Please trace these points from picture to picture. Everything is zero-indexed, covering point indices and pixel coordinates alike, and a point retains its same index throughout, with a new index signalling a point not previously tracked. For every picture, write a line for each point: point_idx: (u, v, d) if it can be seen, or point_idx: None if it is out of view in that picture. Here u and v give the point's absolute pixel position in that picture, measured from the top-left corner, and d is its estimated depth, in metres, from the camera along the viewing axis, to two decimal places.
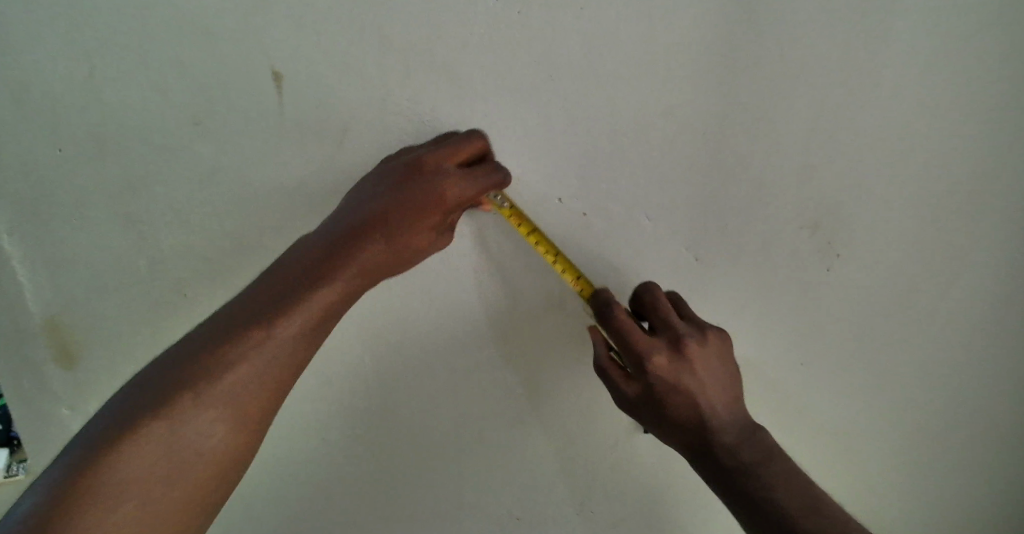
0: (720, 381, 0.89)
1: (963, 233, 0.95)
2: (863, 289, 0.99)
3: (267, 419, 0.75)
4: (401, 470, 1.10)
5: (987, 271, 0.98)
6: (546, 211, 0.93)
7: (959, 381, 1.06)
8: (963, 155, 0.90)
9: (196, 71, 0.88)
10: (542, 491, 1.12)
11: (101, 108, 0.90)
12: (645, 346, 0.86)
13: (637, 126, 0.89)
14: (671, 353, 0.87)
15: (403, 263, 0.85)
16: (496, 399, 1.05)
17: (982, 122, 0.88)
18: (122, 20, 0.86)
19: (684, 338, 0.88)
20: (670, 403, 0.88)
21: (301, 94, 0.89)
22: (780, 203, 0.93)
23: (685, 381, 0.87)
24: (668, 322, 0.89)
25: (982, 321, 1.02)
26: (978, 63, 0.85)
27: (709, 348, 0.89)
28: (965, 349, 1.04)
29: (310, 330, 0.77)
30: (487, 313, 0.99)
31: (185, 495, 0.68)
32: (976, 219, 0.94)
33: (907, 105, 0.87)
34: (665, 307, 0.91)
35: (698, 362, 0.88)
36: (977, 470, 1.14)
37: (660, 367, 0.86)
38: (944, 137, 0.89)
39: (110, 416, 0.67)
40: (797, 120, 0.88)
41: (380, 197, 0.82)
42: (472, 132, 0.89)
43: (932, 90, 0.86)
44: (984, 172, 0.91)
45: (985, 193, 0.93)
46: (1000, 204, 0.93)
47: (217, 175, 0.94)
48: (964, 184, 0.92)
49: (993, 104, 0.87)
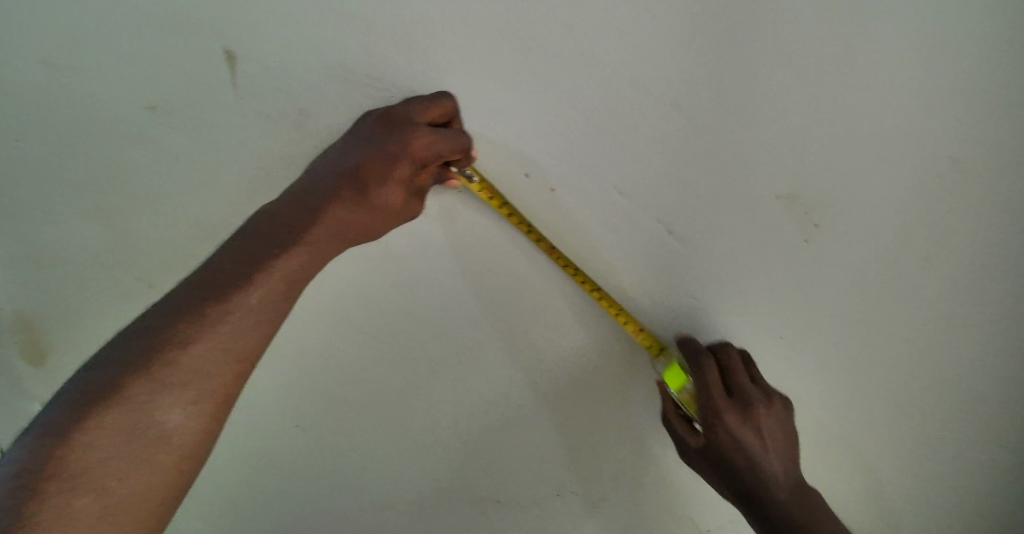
0: (778, 440, 0.92)
1: (973, 210, 0.86)
2: (854, 269, 0.90)
3: (235, 393, 0.70)
4: (361, 475, 1.04)
5: (1009, 252, 0.87)
6: (513, 187, 0.90)
7: (987, 380, 0.93)
8: (964, 124, 0.82)
9: (155, 59, 0.88)
10: (513, 500, 1.04)
11: (62, 99, 0.90)
12: (715, 402, 0.90)
13: (603, 99, 0.85)
14: (739, 412, 0.91)
15: (377, 227, 0.82)
16: (468, 392, 1.00)
17: (979, 83, 0.81)
18: (83, 12, 0.86)
19: (754, 401, 0.91)
20: (728, 453, 0.91)
21: (258, 77, 0.87)
22: (761, 179, 0.87)
23: (746, 437, 0.90)
24: (739, 385, 0.92)
25: (1004, 316, 0.90)
26: (967, 23, 0.79)
27: (773, 412, 0.92)
28: (992, 342, 0.91)
29: (271, 300, 0.72)
30: (457, 296, 0.95)
31: (146, 479, 0.64)
32: (988, 194, 0.85)
33: (891, 72, 0.82)
34: (738, 368, 0.92)
35: (762, 422, 0.91)
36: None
37: (726, 422, 0.90)
38: (938, 105, 0.82)
39: (63, 403, 0.64)
40: (770, 88, 0.83)
41: (348, 155, 0.80)
42: (439, 93, 0.86)
43: (916, 50, 0.81)
44: (991, 140, 0.82)
45: (993, 167, 0.84)
46: (1015, 172, 0.83)
47: (175, 163, 0.92)
48: (973, 153, 0.83)
49: (991, 66, 0.80)
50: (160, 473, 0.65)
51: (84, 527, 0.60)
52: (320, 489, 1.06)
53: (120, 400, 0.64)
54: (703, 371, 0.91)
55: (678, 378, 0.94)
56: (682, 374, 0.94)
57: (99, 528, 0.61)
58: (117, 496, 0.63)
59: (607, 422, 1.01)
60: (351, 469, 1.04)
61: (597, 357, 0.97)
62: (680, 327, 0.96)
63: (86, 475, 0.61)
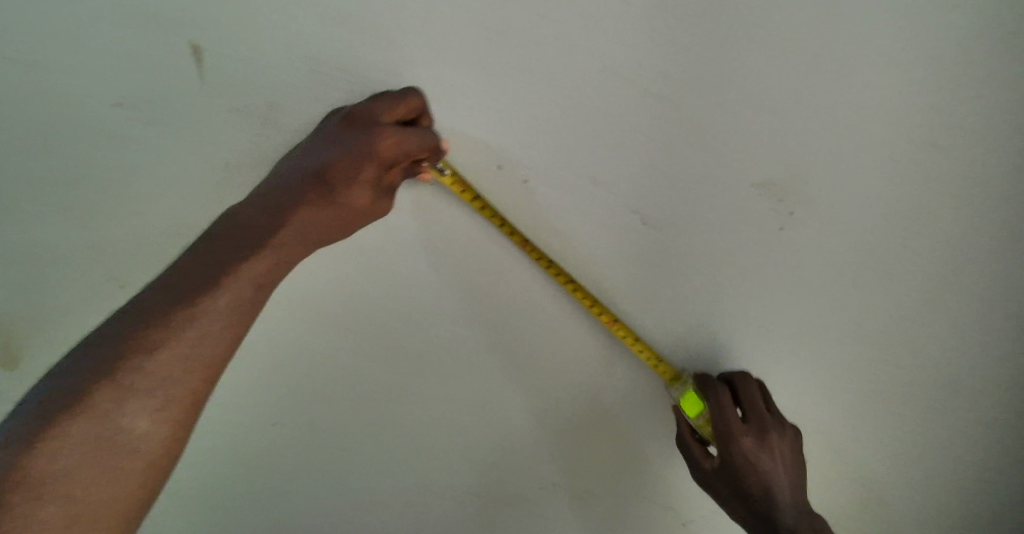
0: (789, 464, 0.94)
1: (940, 194, 0.87)
2: (828, 256, 0.92)
3: (203, 400, 0.70)
4: (341, 472, 1.04)
5: (971, 234, 0.89)
6: (485, 181, 0.89)
7: (950, 356, 0.97)
8: (933, 110, 0.83)
9: (114, 52, 0.84)
10: (495, 491, 1.05)
11: (14, 94, 0.86)
12: (732, 427, 0.92)
13: (575, 90, 0.84)
14: (755, 437, 0.92)
15: (346, 227, 0.80)
16: (449, 386, 0.99)
17: (949, 72, 0.82)
18: (32, 2, 0.82)
19: (770, 427, 0.93)
20: (743, 476, 0.92)
21: (224, 71, 0.85)
22: (734, 168, 0.88)
23: (760, 461, 0.92)
24: (758, 412, 0.93)
25: (966, 300, 0.93)
26: (937, 8, 0.79)
27: (787, 438, 0.94)
28: (956, 320, 0.94)
29: (238, 306, 0.71)
30: (431, 291, 0.94)
31: (112, 489, 0.64)
32: (955, 179, 0.86)
33: (862, 58, 0.82)
34: (755, 395, 0.94)
35: (776, 447, 0.93)
36: (985, 454, 1.02)
37: (742, 446, 0.92)
38: (907, 91, 0.83)
39: (22, 417, 0.62)
40: (743, 76, 0.83)
41: (313, 155, 0.78)
42: (407, 89, 0.84)
43: (886, 38, 0.81)
44: (957, 125, 0.84)
45: (961, 156, 0.85)
46: (981, 156, 0.85)
47: (140, 160, 0.89)
48: (941, 138, 0.84)
49: (958, 52, 0.81)
50: (125, 483, 0.65)
51: None
52: (300, 485, 1.05)
53: (81, 412, 0.63)
54: (721, 398, 0.93)
55: (695, 406, 0.94)
56: (699, 401, 0.94)
57: None
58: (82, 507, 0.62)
59: (586, 412, 1.01)
60: (331, 465, 1.04)
61: (576, 348, 0.97)
62: (658, 318, 0.96)
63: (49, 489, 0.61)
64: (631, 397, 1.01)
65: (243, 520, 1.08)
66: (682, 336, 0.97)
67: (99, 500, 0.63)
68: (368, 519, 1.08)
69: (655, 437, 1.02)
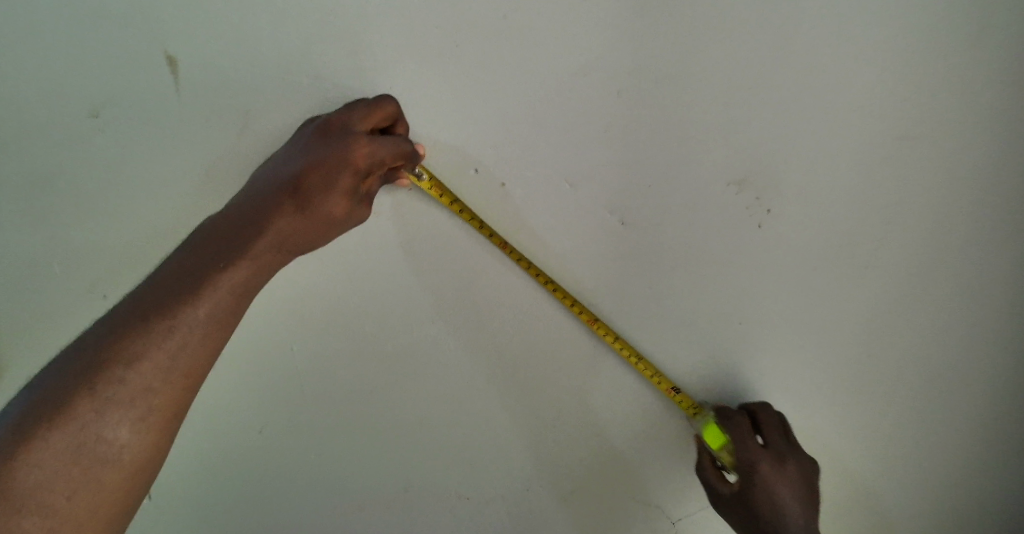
0: (808, 495, 0.93)
1: (903, 185, 0.90)
2: (800, 252, 0.93)
3: (184, 410, 0.70)
4: (324, 480, 1.04)
5: (936, 222, 0.92)
6: (463, 182, 0.90)
7: (925, 345, 0.98)
8: (888, 104, 0.87)
9: (93, 63, 0.85)
10: (480, 495, 1.05)
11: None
12: (752, 454, 0.93)
13: (547, 91, 0.86)
14: (774, 464, 0.93)
15: (323, 235, 0.80)
16: (432, 388, 1.00)
17: (897, 71, 0.86)
18: (13, 18, 0.84)
19: (790, 456, 0.94)
20: (762, 505, 0.92)
21: (201, 80, 0.86)
22: (707, 165, 0.89)
23: (780, 490, 0.92)
24: (777, 440, 0.94)
25: (935, 291, 0.95)
26: (882, 8, 0.84)
27: (807, 468, 0.94)
28: (929, 308, 0.96)
29: (217, 316, 0.71)
30: (412, 293, 0.95)
31: (90, 498, 0.64)
32: (915, 168, 0.90)
33: (819, 57, 0.86)
34: (775, 425, 0.96)
35: (796, 475, 0.93)
36: (968, 440, 1.04)
37: (761, 473, 0.92)
38: (862, 89, 0.87)
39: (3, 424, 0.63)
40: (709, 76, 0.86)
41: (289, 165, 0.79)
42: (382, 96, 0.84)
43: (838, 37, 0.85)
44: (911, 117, 0.88)
45: (917, 150, 0.89)
46: (937, 145, 0.89)
47: (119, 169, 0.88)
48: (899, 130, 0.88)
49: (906, 49, 0.85)
50: (103, 492, 0.65)
51: None
52: (289, 493, 1.04)
53: (60, 421, 0.63)
54: (741, 427, 0.95)
55: (716, 436, 0.96)
56: (721, 433, 0.96)
57: None
58: (61, 514, 0.63)
59: (569, 413, 1.02)
60: (319, 471, 1.03)
61: (559, 348, 0.98)
62: (637, 317, 0.96)
63: (30, 496, 0.61)
64: (613, 396, 1.01)
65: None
66: (662, 335, 0.97)
67: (78, 508, 0.63)
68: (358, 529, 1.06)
69: (641, 436, 1.03)
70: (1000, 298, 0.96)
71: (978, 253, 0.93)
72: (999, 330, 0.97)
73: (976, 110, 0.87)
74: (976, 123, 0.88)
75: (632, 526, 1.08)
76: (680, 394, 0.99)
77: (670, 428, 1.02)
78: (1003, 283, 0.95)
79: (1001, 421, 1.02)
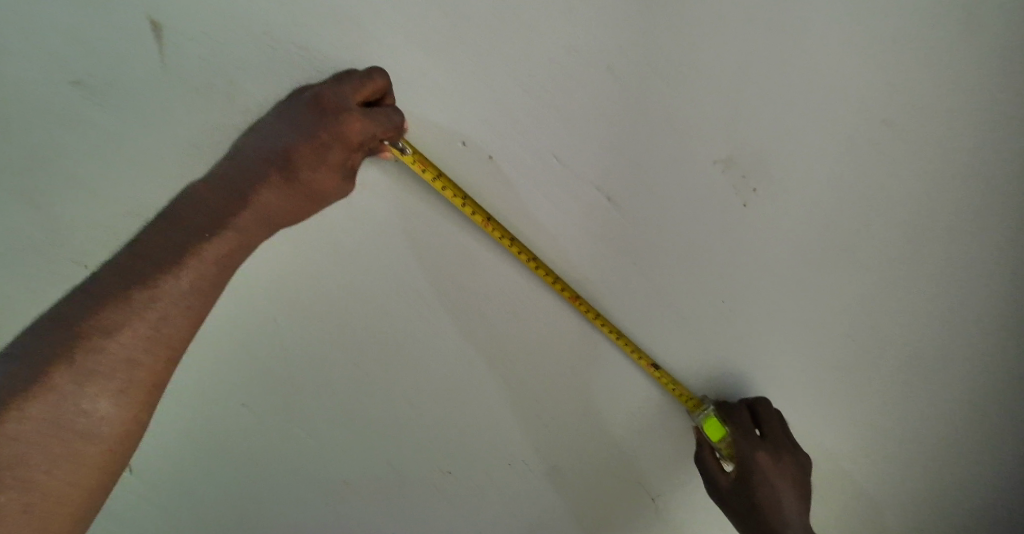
0: (801, 484, 0.98)
1: (906, 172, 0.86)
2: (799, 240, 0.91)
3: (164, 381, 0.69)
4: (308, 456, 1.03)
5: (940, 209, 0.88)
6: (449, 157, 0.86)
7: (920, 333, 0.97)
8: (898, 89, 0.82)
9: (71, 32, 0.81)
10: (466, 470, 1.05)
11: None
12: (753, 446, 0.96)
13: (537, 68, 0.82)
14: (772, 454, 0.97)
15: (307, 208, 0.79)
16: (418, 366, 0.98)
17: (923, 52, 0.80)
18: None
19: (787, 448, 0.97)
20: (760, 491, 0.97)
21: (183, 50, 0.82)
22: (703, 147, 0.86)
23: (778, 479, 0.97)
24: (776, 434, 0.97)
25: (936, 281, 0.93)
26: None
27: (801, 459, 0.99)
28: (926, 295, 0.94)
29: (199, 288, 0.71)
30: (398, 269, 0.93)
31: (68, 472, 0.63)
32: (920, 156, 0.85)
33: (830, 40, 0.80)
34: (775, 418, 0.98)
35: (791, 466, 0.97)
36: (958, 423, 1.03)
37: (761, 464, 0.96)
38: (873, 73, 0.81)
39: None
40: (709, 57, 0.81)
41: (274, 137, 0.76)
42: (371, 69, 0.81)
43: (852, 17, 0.79)
44: (923, 103, 0.82)
45: (934, 137, 0.84)
46: (947, 131, 0.84)
47: (109, 141, 0.87)
48: (907, 116, 0.83)
49: (922, 32, 0.79)
50: (78, 466, 0.64)
51: (8, 521, 0.60)
52: (278, 467, 1.04)
53: (39, 392, 0.62)
54: (743, 422, 0.97)
55: (717, 430, 0.98)
56: (722, 426, 0.98)
57: (22, 522, 0.61)
58: (38, 486, 0.61)
59: (560, 395, 1.01)
60: (306, 446, 1.02)
61: (546, 326, 0.97)
62: (627, 297, 0.95)
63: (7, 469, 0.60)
64: (605, 377, 1.01)
65: (224, 504, 1.07)
66: (654, 319, 0.97)
67: (54, 482, 0.62)
68: (349, 500, 1.07)
69: (628, 412, 1.03)
70: (1006, 295, 0.93)
71: (982, 244, 0.90)
72: (998, 322, 0.95)
73: (1001, 100, 0.82)
74: (1000, 113, 0.83)
75: (619, 495, 1.10)
76: (658, 370, 0.99)
77: (657, 407, 1.03)
78: (1010, 281, 0.92)
79: (992, 417, 1.02)
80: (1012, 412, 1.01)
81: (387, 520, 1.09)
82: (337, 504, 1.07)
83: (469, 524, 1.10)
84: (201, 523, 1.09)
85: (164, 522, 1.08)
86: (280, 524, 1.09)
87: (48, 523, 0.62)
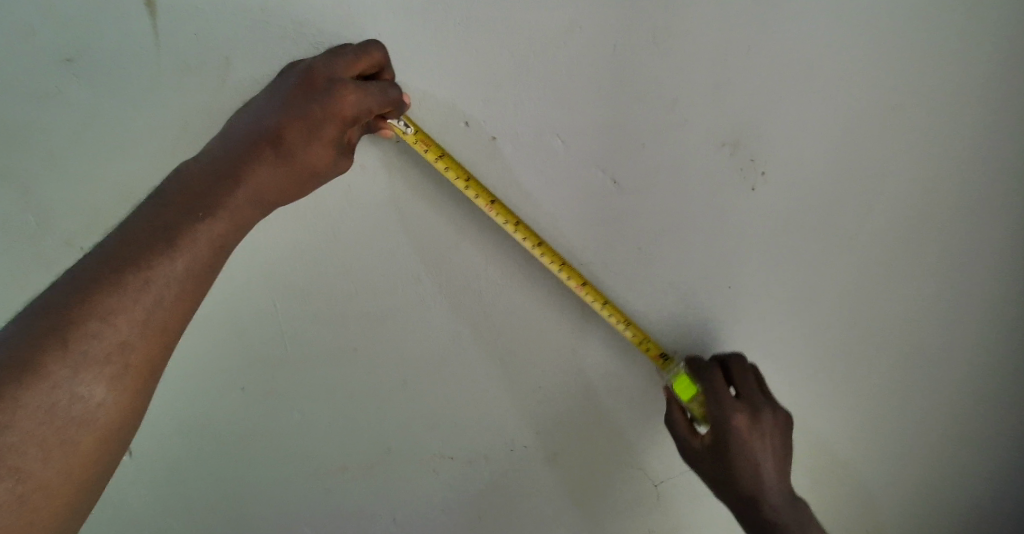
0: (782, 446, 0.92)
1: (892, 150, 0.89)
2: (793, 217, 0.92)
3: (157, 369, 0.68)
4: (309, 442, 1.02)
5: (924, 187, 0.91)
6: (451, 138, 0.86)
7: (911, 309, 0.99)
8: (882, 68, 0.85)
9: (68, 10, 0.80)
10: (468, 453, 1.05)
11: None
12: (725, 406, 0.90)
13: (537, 47, 0.83)
14: (749, 416, 0.90)
15: (304, 186, 0.78)
16: (419, 350, 0.98)
17: (901, 30, 0.84)
18: None
19: (763, 407, 0.91)
20: (736, 455, 0.90)
21: (178, 28, 0.81)
22: (701, 126, 0.87)
23: (755, 442, 0.90)
24: (752, 393, 0.92)
25: (924, 258, 0.95)
26: None
27: (781, 421, 0.92)
28: (916, 273, 0.96)
29: (192, 273, 0.69)
30: (400, 253, 0.92)
31: (61, 461, 0.62)
32: (905, 135, 0.89)
33: (817, 21, 0.83)
34: (750, 378, 0.94)
35: (770, 427, 0.91)
36: (951, 399, 1.05)
37: (736, 425, 0.90)
38: (858, 53, 0.85)
39: None
40: (704, 35, 0.83)
41: (265, 110, 0.75)
42: (368, 42, 0.80)
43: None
44: (905, 82, 0.86)
45: (915, 115, 0.88)
46: (928, 110, 0.87)
47: (101, 123, 0.84)
48: (892, 96, 0.87)
49: (901, 14, 0.83)
50: (70, 455, 0.63)
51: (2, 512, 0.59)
52: (278, 455, 1.03)
53: (32, 378, 0.60)
54: (713, 380, 0.93)
55: (687, 388, 0.95)
56: (692, 384, 0.95)
57: (13, 512, 0.59)
58: (29, 474, 0.60)
59: (559, 376, 1.01)
60: (307, 431, 1.01)
61: (548, 309, 0.97)
62: (629, 280, 0.95)
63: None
64: (605, 361, 1.00)
65: (222, 495, 1.05)
66: (654, 301, 0.96)
67: (47, 472, 0.61)
68: (349, 488, 1.06)
69: (629, 395, 1.03)
70: (988, 266, 0.96)
71: (966, 220, 0.93)
72: (983, 297, 0.98)
73: (975, 75, 0.86)
74: (975, 88, 0.87)
75: (620, 481, 1.09)
76: (667, 361, 0.98)
77: (657, 391, 1.02)
78: (991, 251, 0.95)
79: (980, 390, 1.04)
80: (998, 385, 1.04)
81: (385, 509, 1.08)
82: (337, 493, 1.06)
83: (469, 511, 1.09)
84: (198, 518, 1.06)
85: (160, 517, 1.05)
86: (279, 517, 1.07)
87: (41, 514, 0.61)
